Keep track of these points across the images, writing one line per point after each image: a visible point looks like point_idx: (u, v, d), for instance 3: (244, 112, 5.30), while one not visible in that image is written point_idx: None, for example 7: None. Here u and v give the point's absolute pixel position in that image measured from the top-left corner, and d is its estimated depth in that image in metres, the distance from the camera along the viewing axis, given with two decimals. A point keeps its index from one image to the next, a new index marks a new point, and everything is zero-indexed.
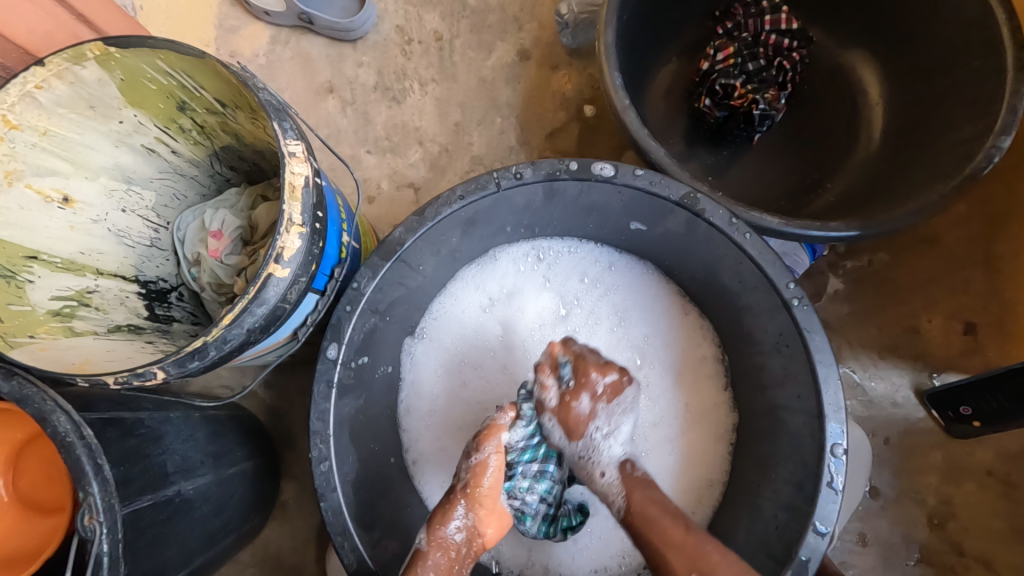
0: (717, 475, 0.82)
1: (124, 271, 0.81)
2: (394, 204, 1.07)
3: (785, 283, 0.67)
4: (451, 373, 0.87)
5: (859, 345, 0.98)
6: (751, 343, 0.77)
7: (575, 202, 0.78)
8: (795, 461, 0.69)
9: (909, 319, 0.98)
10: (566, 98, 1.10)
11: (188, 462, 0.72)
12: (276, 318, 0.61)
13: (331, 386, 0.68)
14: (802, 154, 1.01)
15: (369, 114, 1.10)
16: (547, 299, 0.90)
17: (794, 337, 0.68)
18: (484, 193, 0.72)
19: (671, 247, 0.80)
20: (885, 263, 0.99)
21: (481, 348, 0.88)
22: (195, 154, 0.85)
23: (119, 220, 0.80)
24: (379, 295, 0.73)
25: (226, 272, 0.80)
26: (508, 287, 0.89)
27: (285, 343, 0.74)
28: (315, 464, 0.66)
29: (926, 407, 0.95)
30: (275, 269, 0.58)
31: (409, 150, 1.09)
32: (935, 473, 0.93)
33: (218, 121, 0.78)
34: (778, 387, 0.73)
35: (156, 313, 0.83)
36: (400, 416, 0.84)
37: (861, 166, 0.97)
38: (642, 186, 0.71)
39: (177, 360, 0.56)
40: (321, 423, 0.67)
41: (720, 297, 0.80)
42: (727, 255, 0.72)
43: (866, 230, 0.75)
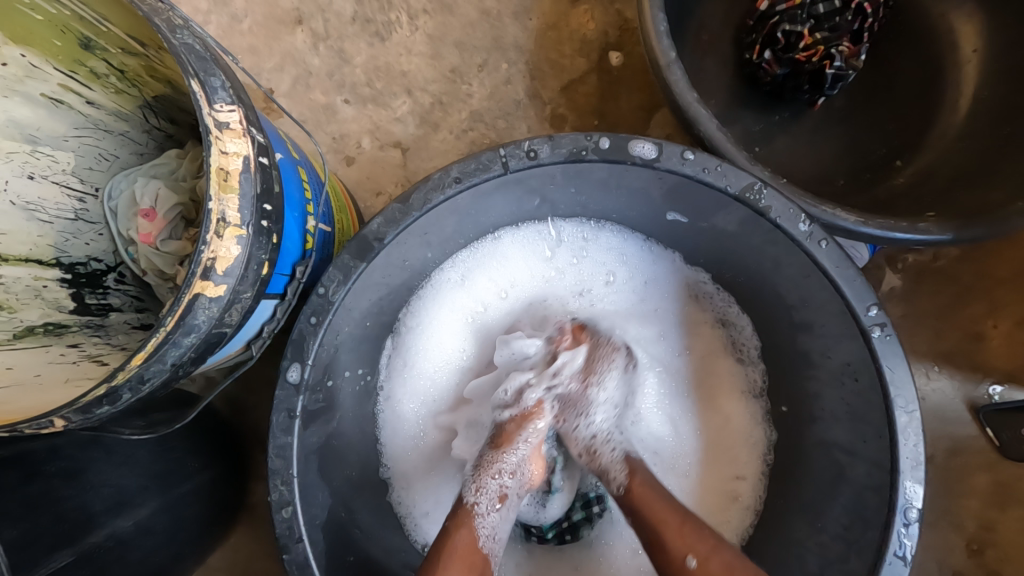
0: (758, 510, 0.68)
1: (39, 254, 0.65)
2: (376, 167, 0.90)
3: (865, 306, 0.54)
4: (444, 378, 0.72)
5: (912, 351, 0.86)
6: (803, 365, 0.64)
7: (603, 185, 0.62)
8: (852, 515, 0.58)
9: (972, 323, 0.85)
10: (588, 40, 0.90)
11: (124, 494, 0.60)
12: (213, 345, 0.47)
13: (293, 416, 0.55)
14: (871, 122, 0.83)
15: (347, 53, 0.90)
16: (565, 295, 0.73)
17: (868, 371, 0.55)
18: (486, 176, 0.56)
19: (719, 244, 0.65)
20: (951, 259, 0.86)
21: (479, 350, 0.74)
22: (120, 106, 0.67)
23: (27, 190, 0.64)
24: (354, 300, 0.58)
25: (165, 260, 0.65)
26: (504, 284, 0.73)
27: (239, 353, 0.60)
28: (276, 509, 0.54)
29: (980, 424, 0.84)
30: (204, 288, 0.43)
31: (397, 99, 0.90)
32: (983, 495, 0.83)
33: (141, 64, 0.60)
34: (836, 419, 0.61)
35: (87, 303, 0.67)
36: (376, 425, 0.70)
37: (943, 141, 0.80)
38: (690, 174, 0.55)
39: (78, 408, 0.43)
40: (282, 461, 0.55)
41: (769, 307, 0.66)
42: (791, 264, 0.57)
43: (952, 235, 0.62)
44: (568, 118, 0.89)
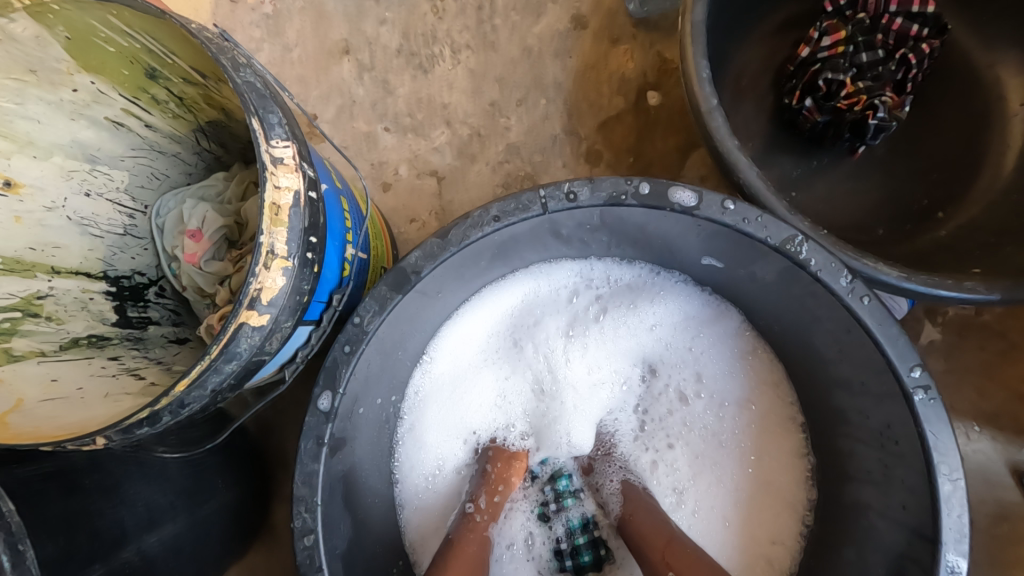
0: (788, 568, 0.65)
1: (87, 267, 0.68)
2: (413, 195, 0.91)
3: (909, 367, 0.52)
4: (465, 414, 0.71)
5: (952, 408, 0.82)
6: (839, 421, 0.62)
7: (639, 228, 0.61)
8: None
9: (1018, 383, 0.82)
10: (627, 80, 0.91)
11: (153, 510, 0.61)
12: (252, 372, 0.48)
13: (321, 444, 0.55)
14: (911, 171, 0.82)
15: (391, 85, 0.93)
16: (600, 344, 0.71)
17: (910, 435, 0.53)
18: (525, 215, 0.57)
19: (756, 292, 0.64)
20: (995, 315, 0.83)
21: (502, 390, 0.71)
22: (174, 129, 0.70)
23: (83, 206, 0.67)
24: (387, 330, 0.59)
25: (206, 279, 0.67)
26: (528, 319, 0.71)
27: (272, 376, 0.61)
28: (299, 537, 0.54)
29: None
30: (249, 317, 0.44)
31: (436, 130, 0.92)
32: None
33: (199, 93, 0.63)
34: (871, 479, 0.59)
35: (128, 316, 0.70)
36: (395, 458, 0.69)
37: (988, 194, 0.78)
38: (732, 223, 0.55)
39: (120, 428, 0.44)
40: (308, 488, 0.55)
41: (804, 359, 0.65)
42: (831, 318, 0.56)
43: (1000, 295, 0.60)
44: (604, 155, 0.90)
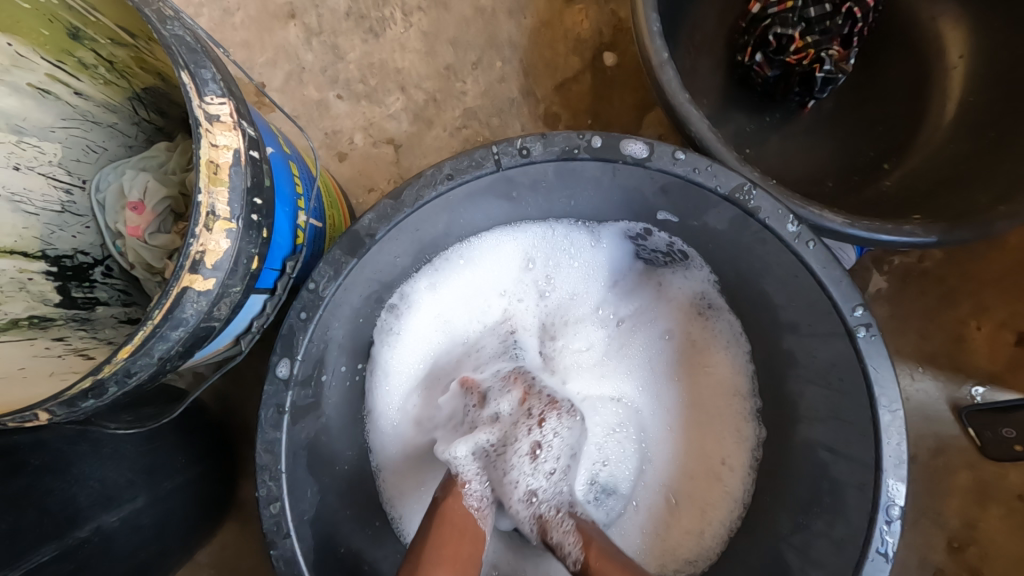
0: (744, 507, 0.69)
1: (23, 246, 0.65)
2: (369, 163, 0.89)
3: (850, 307, 0.54)
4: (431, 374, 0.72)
5: (897, 352, 0.87)
6: (790, 365, 0.65)
7: (595, 184, 0.62)
8: (835, 513, 0.58)
9: (956, 325, 0.87)
10: (582, 39, 0.90)
11: (110, 488, 0.60)
12: (201, 340, 0.46)
13: (281, 412, 0.55)
14: (858, 125, 0.84)
15: (341, 49, 0.90)
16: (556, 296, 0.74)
17: (853, 372, 0.56)
18: (478, 173, 0.56)
19: (709, 244, 0.65)
20: (936, 261, 0.87)
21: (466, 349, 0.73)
22: (108, 98, 0.67)
23: (12, 180, 0.64)
24: (345, 296, 0.58)
25: (155, 255, 0.64)
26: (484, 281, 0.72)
27: (228, 347, 0.59)
28: (264, 505, 0.54)
29: (961, 423, 0.86)
30: (194, 282, 0.43)
31: (390, 96, 0.90)
32: (963, 494, 0.85)
33: (131, 55, 0.60)
34: (820, 417, 0.62)
35: (73, 297, 0.67)
36: (365, 428, 0.69)
37: (928, 144, 0.81)
38: (682, 173, 0.55)
39: (64, 402, 0.42)
40: (270, 456, 0.54)
41: (757, 307, 0.67)
42: (779, 264, 0.58)
43: (935, 237, 0.63)
44: (561, 117, 0.89)
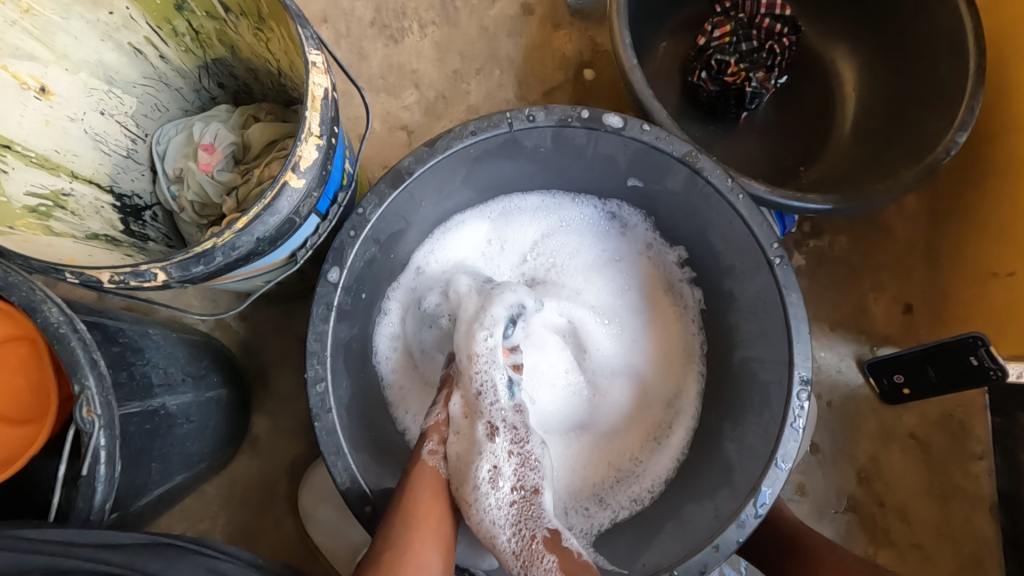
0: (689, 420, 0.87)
1: (97, 178, 0.75)
2: (386, 145, 1.05)
3: (770, 242, 0.73)
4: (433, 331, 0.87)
5: (814, 318, 1.08)
6: (729, 302, 0.83)
7: (581, 151, 0.79)
8: (763, 408, 0.75)
9: (859, 298, 1.08)
10: (565, 59, 1.11)
11: (170, 378, 0.70)
12: (284, 232, 0.60)
13: (330, 309, 0.68)
14: (783, 137, 1.07)
15: (365, 52, 1.07)
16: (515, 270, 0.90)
17: (772, 294, 0.74)
18: (494, 132, 0.73)
19: (665, 205, 0.84)
20: (843, 246, 1.09)
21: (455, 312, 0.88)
22: (181, 63, 0.80)
23: (95, 121, 0.75)
24: (382, 225, 0.72)
25: (215, 189, 0.77)
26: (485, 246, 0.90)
27: (279, 266, 0.72)
28: (311, 384, 0.66)
29: (865, 376, 1.06)
30: (289, 179, 0.57)
31: (405, 92, 1.07)
32: (868, 434, 1.05)
33: (216, 28, 0.75)
34: (750, 339, 0.79)
35: (132, 229, 0.78)
36: (383, 368, 0.83)
37: (832, 152, 1.05)
38: (649, 140, 0.74)
39: (179, 262, 0.54)
40: (319, 345, 0.67)
41: (703, 259, 0.86)
42: (719, 215, 0.77)
43: (836, 204, 0.83)
44: None
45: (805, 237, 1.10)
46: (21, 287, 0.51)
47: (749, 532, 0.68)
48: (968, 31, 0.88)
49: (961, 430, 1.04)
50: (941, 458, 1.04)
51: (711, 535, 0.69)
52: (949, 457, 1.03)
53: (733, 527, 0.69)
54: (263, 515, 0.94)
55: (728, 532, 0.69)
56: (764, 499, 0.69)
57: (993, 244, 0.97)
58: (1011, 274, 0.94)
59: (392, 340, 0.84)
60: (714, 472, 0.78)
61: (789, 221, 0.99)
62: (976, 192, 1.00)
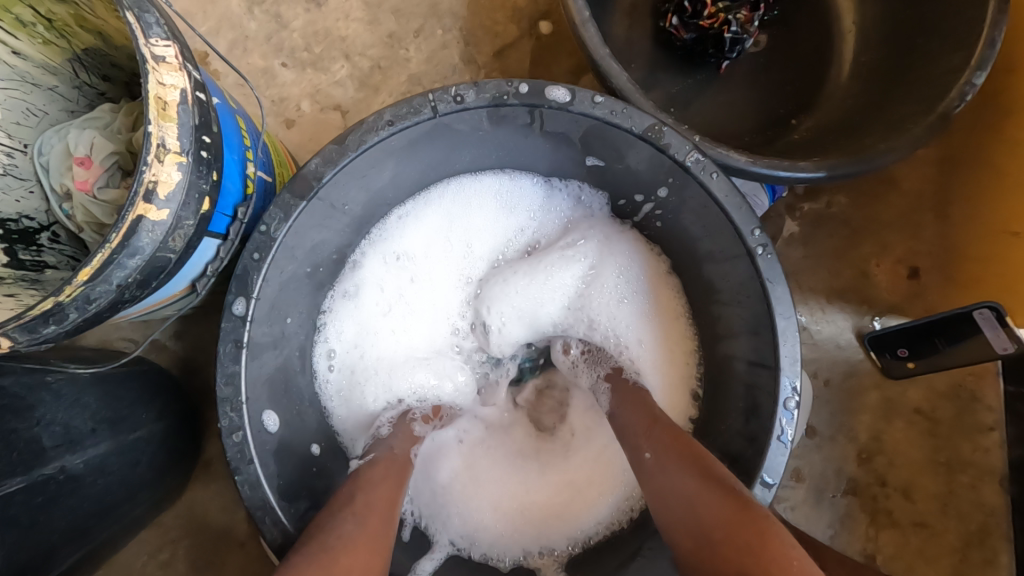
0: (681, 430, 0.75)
1: None
2: (317, 129, 0.92)
3: (751, 229, 0.62)
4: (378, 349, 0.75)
5: (809, 289, 0.97)
6: (710, 292, 0.73)
7: (527, 130, 0.67)
8: (750, 414, 0.67)
9: (859, 263, 0.97)
10: (518, 10, 0.95)
11: (72, 434, 0.62)
12: (158, 271, 0.50)
13: (240, 347, 0.59)
14: (771, 84, 0.93)
15: (284, 20, 0.92)
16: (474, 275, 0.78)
17: (754, 287, 0.64)
18: (416, 120, 0.61)
19: (631, 186, 0.72)
20: (843, 206, 0.97)
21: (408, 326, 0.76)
22: (45, 57, 0.67)
23: None
24: (294, 242, 0.62)
25: (103, 209, 0.65)
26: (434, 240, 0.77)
27: (177, 297, 0.62)
28: (227, 434, 0.58)
29: (866, 349, 0.97)
30: (148, 211, 0.46)
31: (334, 65, 0.93)
32: (869, 411, 0.97)
33: (71, 13, 0.62)
34: (734, 335, 0.70)
35: (20, 259, 0.68)
36: (322, 394, 0.73)
37: (830, 100, 0.91)
38: (602, 115, 0.62)
39: (25, 325, 0.45)
40: (231, 388, 0.58)
41: (679, 244, 0.75)
42: (692, 197, 0.65)
43: (833, 171, 0.71)
44: None
45: (799, 199, 0.98)
46: None
47: None
48: None
49: (970, 399, 0.97)
50: (948, 431, 0.96)
51: None
52: (956, 429, 0.96)
53: None
54: (224, 542, 0.89)
55: None
56: None
57: (1016, 198, 0.86)
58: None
59: (330, 359, 0.73)
60: None
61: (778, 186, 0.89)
62: (1011, 137, 0.86)
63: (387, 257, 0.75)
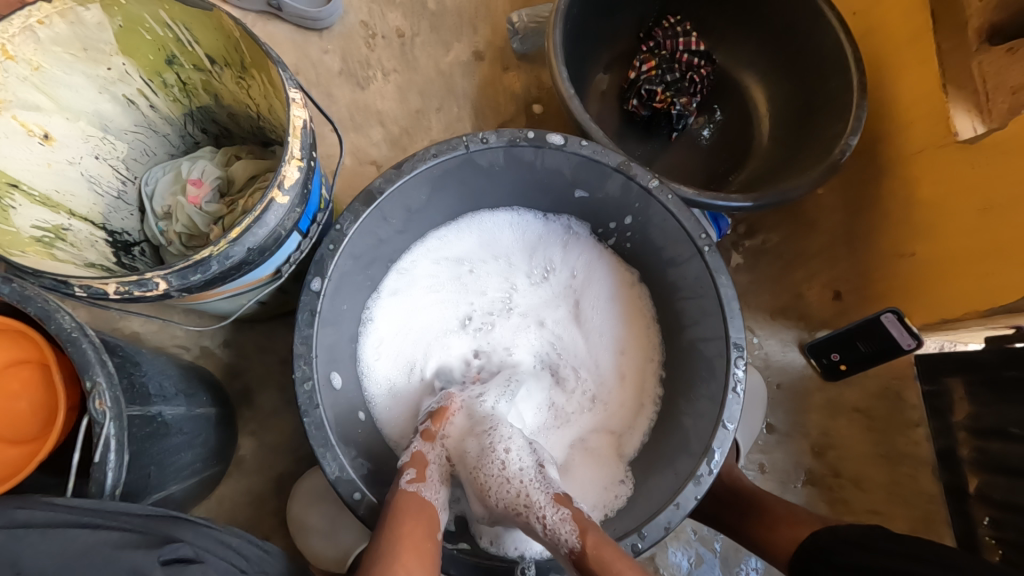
0: (650, 407, 0.96)
1: (93, 216, 0.82)
2: (357, 178, 1.16)
3: (699, 233, 0.84)
4: (410, 342, 0.93)
5: (756, 308, 1.21)
6: (674, 291, 0.93)
7: (531, 167, 0.90)
8: (711, 379, 0.84)
9: (794, 287, 1.21)
10: (515, 96, 1.24)
11: (165, 390, 0.75)
12: (272, 243, 0.68)
13: (314, 315, 0.75)
14: (714, 154, 1.23)
15: (334, 97, 1.19)
16: (493, 287, 0.99)
17: (705, 278, 0.85)
18: (454, 154, 0.84)
19: (610, 211, 0.95)
20: (775, 243, 1.25)
21: (441, 323, 0.96)
22: (168, 111, 0.89)
23: (89, 166, 0.82)
24: (357, 240, 0.81)
25: (203, 218, 0.84)
26: (460, 257, 0.99)
27: (263, 282, 0.79)
28: (300, 383, 0.73)
29: (806, 356, 1.17)
30: (276, 196, 0.66)
31: (371, 131, 1.18)
32: (815, 409, 1.15)
33: (202, 79, 0.85)
34: (693, 320, 0.90)
35: (123, 262, 0.84)
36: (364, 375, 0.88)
37: (755, 164, 1.20)
38: (587, 154, 0.85)
39: (181, 271, 0.62)
40: (305, 347, 0.74)
41: (648, 256, 0.97)
42: (655, 214, 0.88)
43: (760, 200, 0.95)
44: None
45: (741, 238, 1.23)
46: (38, 299, 0.58)
47: (705, 487, 0.75)
48: (850, 54, 1.04)
49: None
50: None
51: (672, 495, 0.76)
52: None
53: (690, 486, 0.76)
54: (250, 532, 0.97)
55: (686, 492, 0.75)
56: (713, 456, 0.76)
57: (899, 226, 1.08)
58: (913, 253, 1.04)
59: (371, 347, 0.90)
60: (673, 445, 0.86)
61: (723, 224, 1.12)
62: (887, 177, 1.10)
63: (422, 271, 0.96)
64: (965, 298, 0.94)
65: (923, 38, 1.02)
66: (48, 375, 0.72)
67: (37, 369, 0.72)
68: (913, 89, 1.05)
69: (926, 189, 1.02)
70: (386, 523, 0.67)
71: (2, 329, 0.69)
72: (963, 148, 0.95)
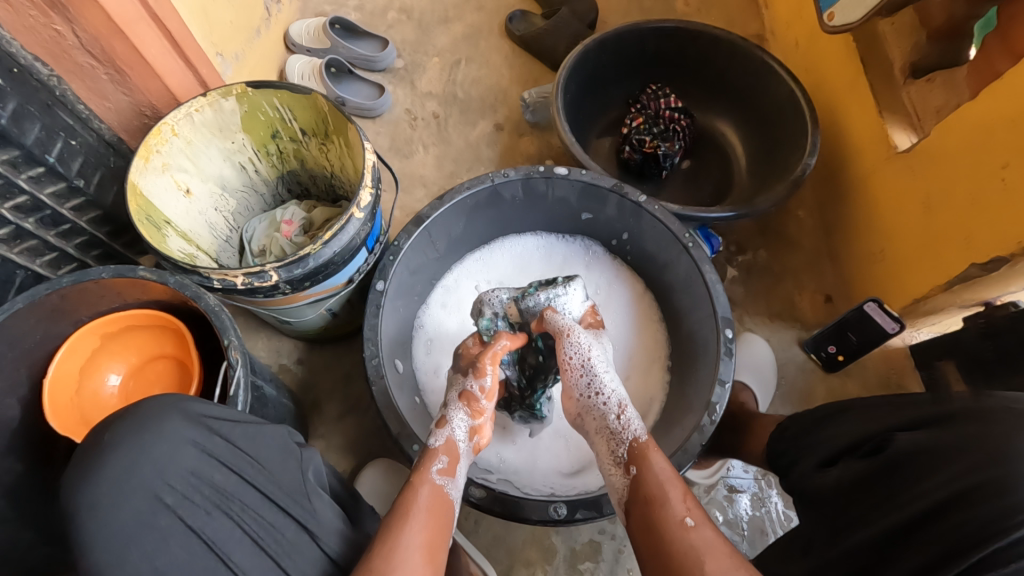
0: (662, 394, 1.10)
1: (212, 251, 1.08)
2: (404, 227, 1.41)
3: (684, 234, 1.03)
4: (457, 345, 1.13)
5: (754, 313, 1.35)
6: (670, 287, 1.11)
7: (544, 196, 1.13)
8: (708, 353, 0.98)
9: (786, 294, 1.36)
10: (530, 156, 1.52)
11: (261, 374, 0.96)
12: (350, 249, 0.91)
13: (378, 309, 0.96)
14: (698, 188, 1.46)
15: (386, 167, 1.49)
16: None
17: (693, 270, 1.03)
18: (483, 187, 1.07)
19: (612, 229, 1.16)
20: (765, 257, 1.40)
21: None
22: (267, 175, 1.18)
23: (211, 215, 1.10)
24: (409, 255, 1.04)
25: (291, 248, 1.09)
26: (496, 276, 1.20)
27: (339, 290, 1.01)
28: (368, 359, 0.92)
29: (806, 353, 1.29)
30: (354, 214, 0.90)
31: (415, 190, 1.46)
32: (821, 402, 1.25)
33: (294, 149, 1.14)
34: (690, 308, 1.06)
35: None
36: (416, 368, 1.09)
37: (738, 193, 1.41)
38: (588, 180, 1.08)
39: (287, 266, 0.85)
40: (372, 333, 0.94)
41: (647, 263, 1.16)
42: (646, 224, 1.08)
43: (737, 210, 1.14)
44: None
45: (734, 255, 1.41)
46: (191, 288, 0.81)
47: (708, 435, 0.88)
48: (800, 96, 1.28)
49: (898, 389, 1.22)
50: None
51: (682, 443, 0.89)
52: None
53: (696, 435, 0.89)
54: None
55: (693, 440, 0.89)
56: (715, 409, 0.90)
57: (868, 231, 1.25)
58: (881, 251, 1.21)
59: (421, 345, 1.11)
60: (680, 415, 0.99)
61: (714, 243, 1.31)
62: (852, 195, 1.30)
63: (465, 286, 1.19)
64: (927, 280, 1.08)
65: (858, 80, 1.25)
66: (183, 369, 0.93)
67: (171, 361, 0.94)
68: (859, 118, 1.27)
69: (883, 195, 1.20)
70: (401, 513, 0.66)
71: (150, 327, 0.92)
72: (904, 159, 1.14)
